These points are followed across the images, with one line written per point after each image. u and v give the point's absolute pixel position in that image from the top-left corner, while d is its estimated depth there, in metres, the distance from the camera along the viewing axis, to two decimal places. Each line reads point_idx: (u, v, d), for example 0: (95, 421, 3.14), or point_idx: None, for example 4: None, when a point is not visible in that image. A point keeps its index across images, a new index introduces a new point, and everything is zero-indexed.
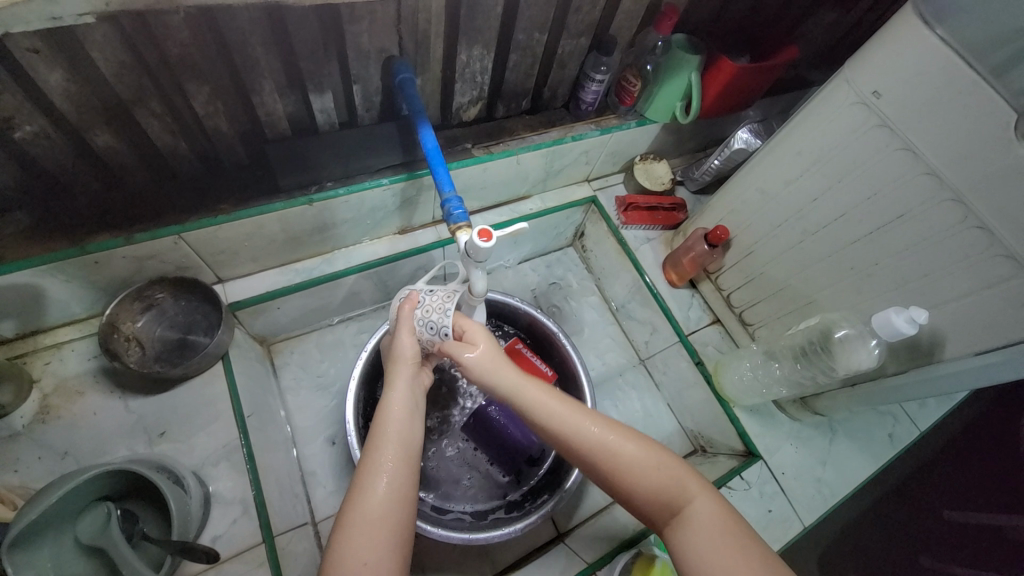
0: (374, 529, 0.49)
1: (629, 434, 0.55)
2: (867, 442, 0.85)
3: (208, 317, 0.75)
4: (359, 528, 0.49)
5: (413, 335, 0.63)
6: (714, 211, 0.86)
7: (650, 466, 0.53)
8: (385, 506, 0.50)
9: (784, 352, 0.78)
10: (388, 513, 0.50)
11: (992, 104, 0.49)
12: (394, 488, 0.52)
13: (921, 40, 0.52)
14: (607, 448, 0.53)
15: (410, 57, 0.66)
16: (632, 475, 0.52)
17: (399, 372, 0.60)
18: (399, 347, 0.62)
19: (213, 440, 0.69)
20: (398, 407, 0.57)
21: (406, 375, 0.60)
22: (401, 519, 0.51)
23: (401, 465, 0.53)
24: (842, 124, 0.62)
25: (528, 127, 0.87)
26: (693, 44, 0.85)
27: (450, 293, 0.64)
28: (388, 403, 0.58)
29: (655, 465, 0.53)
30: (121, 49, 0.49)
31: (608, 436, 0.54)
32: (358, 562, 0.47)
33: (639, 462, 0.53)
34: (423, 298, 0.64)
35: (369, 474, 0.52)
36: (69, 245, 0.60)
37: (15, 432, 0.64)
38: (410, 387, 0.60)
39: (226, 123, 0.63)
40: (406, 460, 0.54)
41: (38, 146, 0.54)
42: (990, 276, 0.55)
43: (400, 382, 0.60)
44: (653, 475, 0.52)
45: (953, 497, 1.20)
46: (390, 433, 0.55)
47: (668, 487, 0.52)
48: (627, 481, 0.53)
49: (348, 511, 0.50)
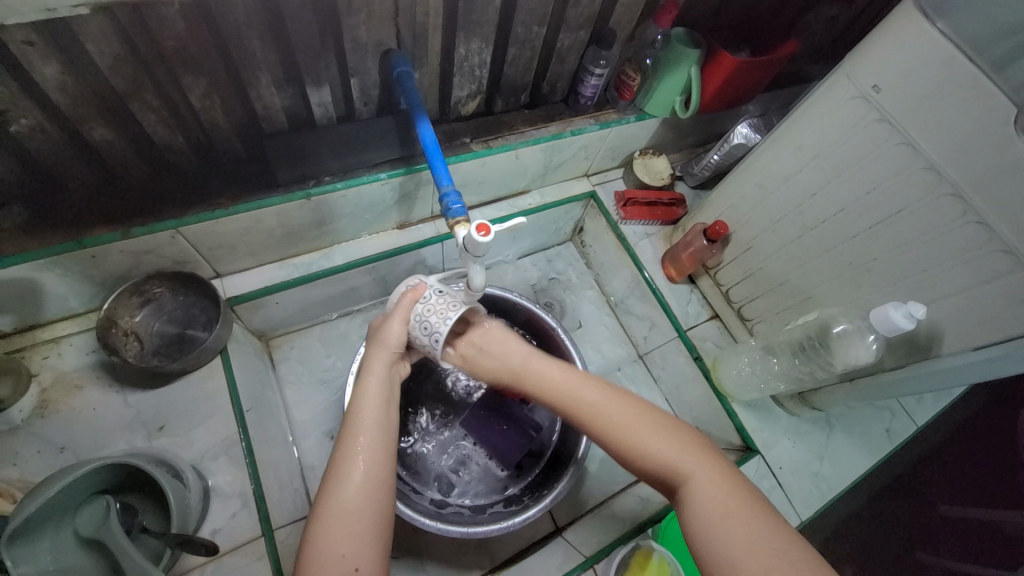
0: (349, 518, 0.49)
1: (640, 407, 0.55)
2: (864, 437, 0.85)
3: (207, 311, 0.75)
4: (334, 519, 0.49)
5: (404, 325, 0.63)
6: (712, 206, 0.86)
7: (657, 439, 0.53)
8: (361, 495, 0.50)
9: (782, 347, 0.78)
10: (363, 501, 0.50)
11: (991, 99, 0.49)
12: (368, 476, 0.52)
13: (921, 34, 0.52)
14: (615, 420, 0.55)
15: (407, 50, 0.66)
16: (639, 448, 0.53)
17: (376, 360, 0.61)
18: (385, 333, 0.62)
19: (212, 434, 0.69)
20: (371, 399, 0.57)
21: (380, 364, 0.60)
22: (378, 507, 0.51)
23: (376, 453, 0.53)
24: (841, 118, 0.62)
25: (527, 122, 0.86)
26: (693, 38, 0.84)
27: (456, 300, 0.62)
28: (364, 391, 0.58)
29: (664, 438, 0.53)
30: (116, 43, 0.49)
31: (615, 411, 0.55)
32: (334, 552, 0.47)
33: (648, 437, 0.53)
34: (428, 296, 0.63)
35: (344, 463, 0.52)
36: (66, 239, 0.60)
37: (14, 426, 0.64)
38: (384, 375, 0.60)
39: (222, 117, 0.63)
40: (380, 448, 0.54)
41: (33, 139, 0.53)
42: (988, 271, 0.55)
43: (375, 371, 0.60)
44: (660, 447, 0.52)
45: (950, 491, 1.21)
46: (363, 422, 0.55)
47: (676, 459, 0.51)
48: (634, 454, 0.53)
49: (324, 502, 0.50)
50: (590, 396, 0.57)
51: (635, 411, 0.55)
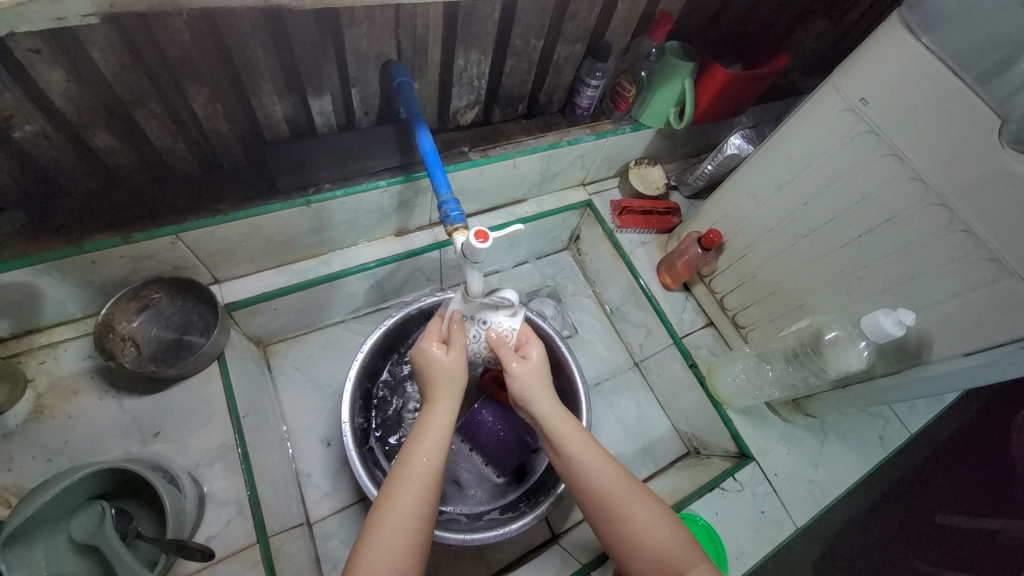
0: (400, 537, 0.50)
1: (649, 498, 0.56)
2: (858, 443, 0.86)
3: (204, 317, 0.75)
4: (388, 533, 0.50)
5: (459, 353, 0.61)
6: (707, 215, 0.88)
7: (654, 525, 0.54)
8: (414, 516, 0.51)
9: (776, 354, 0.80)
10: (417, 525, 0.51)
11: (975, 110, 0.50)
12: (426, 504, 0.52)
13: (906, 48, 0.53)
14: (620, 498, 0.55)
15: (408, 60, 0.67)
16: (637, 534, 0.54)
17: (440, 392, 0.59)
18: (445, 363, 0.60)
19: (208, 440, 0.69)
20: (434, 438, 0.56)
21: (448, 406, 0.59)
22: (425, 530, 0.52)
23: (431, 486, 0.53)
24: (830, 129, 0.64)
25: (525, 131, 0.88)
26: (686, 51, 0.86)
27: (504, 334, 0.64)
28: (430, 422, 0.57)
29: (665, 526, 0.54)
30: (123, 52, 0.50)
31: (624, 491, 0.56)
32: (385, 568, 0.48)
33: (646, 524, 0.54)
34: (473, 331, 0.64)
35: (403, 483, 0.52)
36: (66, 244, 0.60)
37: (10, 431, 0.64)
38: (449, 418, 0.59)
39: (225, 124, 0.64)
40: (435, 473, 0.54)
41: (36, 145, 0.54)
42: (975, 279, 0.56)
43: (442, 411, 0.58)
44: (660, 539, 0.54)
45: (946, 501, 1.20)
46: (423, 453, 0.55)
47: (674, 550, 0.53)
48: (628, 535, 0.54)
49: (379, 518, 0.51)
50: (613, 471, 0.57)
51: (640, 496, 0.56)
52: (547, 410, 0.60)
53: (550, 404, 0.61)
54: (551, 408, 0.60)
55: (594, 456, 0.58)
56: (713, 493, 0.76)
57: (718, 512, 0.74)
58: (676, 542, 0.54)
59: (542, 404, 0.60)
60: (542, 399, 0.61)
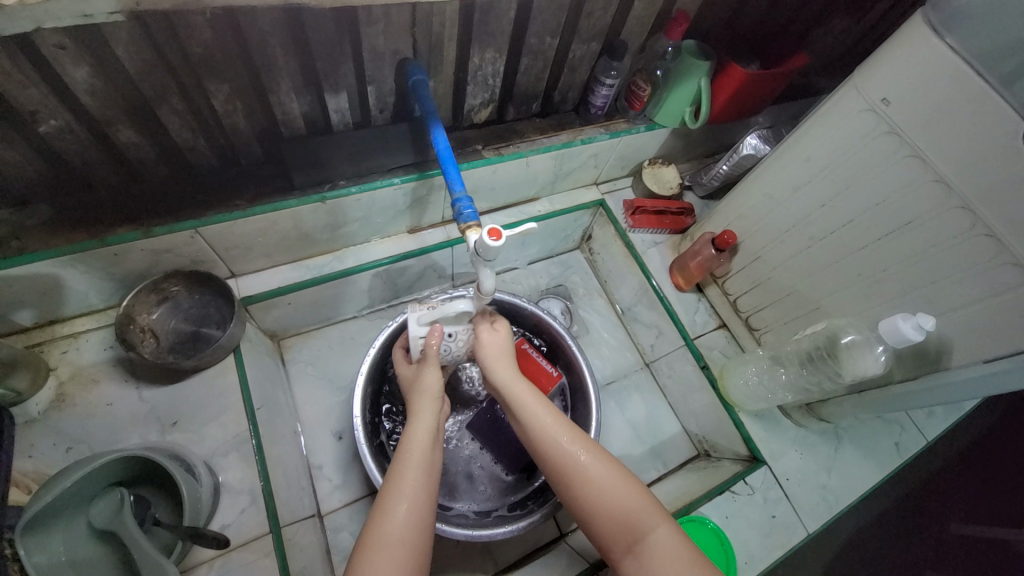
0: (391, 547, 0.49)
1: (610, 461, 0.56)
2: (873, 450, 0.84)
3: (221, 310, 0.76)
4: (381, 549, 0.49)
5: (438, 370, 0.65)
6: (722, 217, 0.87)
7: (615, 488, 0.54)
8: (404, 528, 0.51)
9: (790, 357, 0.78)
10: (414, 538, 0.51)
11: (1001, 113, 0.49)
12: (415, 516, 0.52)
13: (929, 48, 0.52)
14: (581, 467, 0.55)
15: (424, 59, 0.68)
16: (598, 498, 0.54)
17: (422, 405, 0.61)
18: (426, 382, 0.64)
19: (223, 431, 0.70)
20: (418, 444, 0.57)
21: (431, 411, 0.61)
22: (419, 543, 0.51)
23: (417, 489, 0.54)
24: (850, 130, 0.63)
25: (538, 130, 0.88)
26: (703, 50, 0.85)
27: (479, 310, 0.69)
28: (414, 427, 0.59)
29: (622, 485, 0.54)
30: (147, 50, 0.51)
31: (582, 454, 0.56)
32: None
33: (607, 487, 0.54)
34: (446, 344, 0.69)
35: (391, 498, 0.53)
36: (89, 236, 0.62)
37: (32, 418, 0.65)
38: (433, 421, 0.60)
39: (243, 122, 0.65)
40: (421, 480, 0.54)
41: (61, 139, 0.55)
42: (999, 283, 0.55)
43: (425, 418, 0.60)
44: (621, 498, 0.53)
45: (959, 510, 1.19)
46: (411, 464, 0.55)
47: (631, 510, 0.53)
48: (591, 505, 0.54)
49: (370, 534, 0.50)
50: (572, 438, 0.57)
51: (597, 458, 0.56)
52: (506, 380, 0.63)
53: (511, 377, 0.63)
54: (511, 380, 0.63)
55: (551, 421, 0.59)
56: (723, 496, 0.75)
57: (728, 516, 0.74)
58: (635, 502, 0.53)
59: (505, 375, 0.63)
60: (501, 372, 0.63)
